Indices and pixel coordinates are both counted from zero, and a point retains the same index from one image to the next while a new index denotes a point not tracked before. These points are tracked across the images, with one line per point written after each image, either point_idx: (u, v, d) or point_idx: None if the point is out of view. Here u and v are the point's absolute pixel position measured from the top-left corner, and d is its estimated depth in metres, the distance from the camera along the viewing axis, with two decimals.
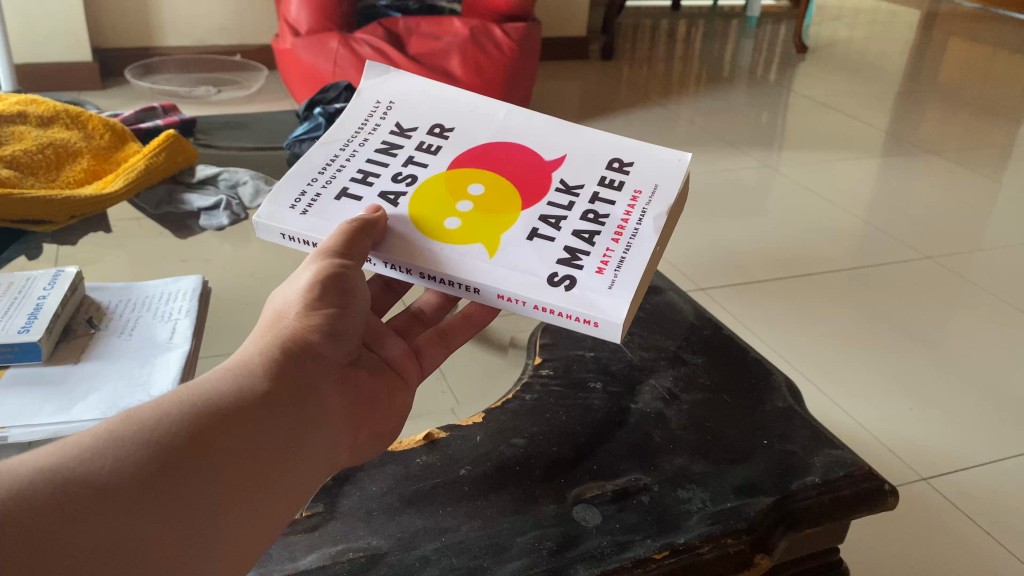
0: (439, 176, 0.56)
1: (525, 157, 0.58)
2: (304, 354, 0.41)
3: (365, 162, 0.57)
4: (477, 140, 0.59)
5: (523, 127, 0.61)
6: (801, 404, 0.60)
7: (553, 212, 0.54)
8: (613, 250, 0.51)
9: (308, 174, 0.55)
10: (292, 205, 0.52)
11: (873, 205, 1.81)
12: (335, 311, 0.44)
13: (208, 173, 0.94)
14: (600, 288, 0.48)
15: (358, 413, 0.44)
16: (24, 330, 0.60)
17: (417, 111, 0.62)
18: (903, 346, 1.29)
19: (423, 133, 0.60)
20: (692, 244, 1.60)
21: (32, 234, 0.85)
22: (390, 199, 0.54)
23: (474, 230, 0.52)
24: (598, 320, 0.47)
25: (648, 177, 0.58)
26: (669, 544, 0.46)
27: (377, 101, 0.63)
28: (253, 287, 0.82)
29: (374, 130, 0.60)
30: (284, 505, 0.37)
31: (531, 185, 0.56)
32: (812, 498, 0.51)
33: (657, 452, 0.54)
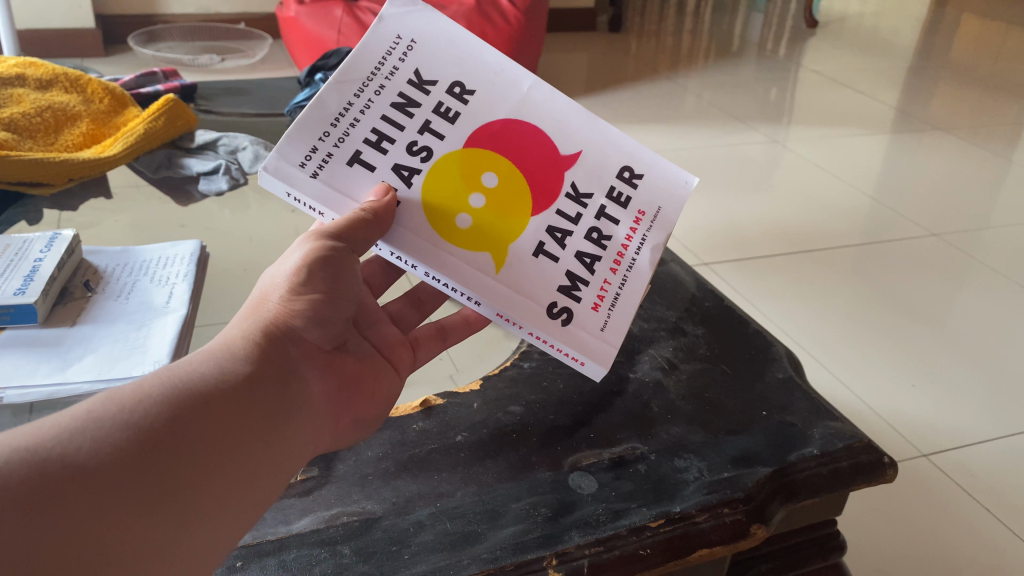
0: (455, 154, 0.50)
1: (542, 145, 0.53)
2: (283, 343, 0.41)
3: (379, 118, 0.50)
4: (497, 109, 0.52)
5: (547, 107, 0.54)
6: (801, 375, 0.60)
7: (561, 224, 0.51)
8: (609, 285, 0.51)
9: (319, 126, 0.48)
10: (302, 163, 0.47)
11: (881, 182, 1.79)
12: (321, 296, 0.43)
13: (207, 138, 0.93)
14: (593, 328, 0.49)
15: (341, 397, 0.44)
16: (19, 292, 0.59)
17: (439, 57, 0.53)
18: (908, 323, 1.28)
19: (442, 90, 0.52)
20: (697, 219, 1.59)
21: (32, 198, 0.84)
22: (404, 175, 0.49)
23: (482, 237, 0.49)
24: (585, 360, 0.49)
25: (654, 197, 0.55)
26: (664, 513, 0.46)
27: (397, 33, 0.53)
28: (253, 253, 0.82)
29: (392, 73, 0.51)
30: (267, 480, 0.37)
31: (543, 182, 0.52)
32: (811, 469, 0.50)
33: (655, 422, 0.54)
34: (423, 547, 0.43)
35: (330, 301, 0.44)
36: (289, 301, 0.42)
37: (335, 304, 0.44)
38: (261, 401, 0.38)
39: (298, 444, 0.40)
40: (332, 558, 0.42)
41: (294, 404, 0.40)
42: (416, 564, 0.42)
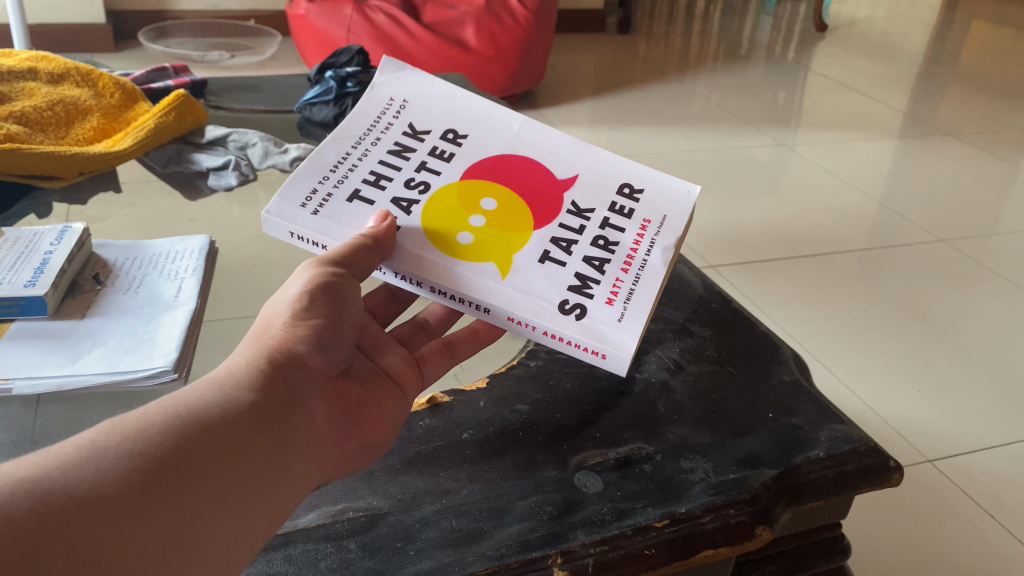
0: (452, 185, 0.54)
1: (537, 173, 0.56)
2: (287, 372, 0.41)
3: (376, 163, 0.55)
4: (490, 148, 0.58)
5: (537, 140, 0.59)
6: (808, 378, 0.60)
7: (564, 234, 0.52)
8: (622, 281, 0.50)
9: (319, 172, 0.53)
10: (303, 203, 0.50)
11: (888, 186, 1.79)
12: (323, 322, 0.43)
13: (218, 134, 0.94)
14: (610, 320, 0.47)
15: (347, 423, 0.43)
16: (30, 284, 0.59)
17: (426, 113, 0.60)
18: (915, 329, 1.27)
19: (436, 137, 0.58)
20: (702, 222, 1.59)
21: (41, 190, 0.84)
22: (403, 206, 0.52)
23: (486, 248, 0.50)
24: (606, 352, 0.46)
25: (658, 207, 0.56)
26: (669, 513, 0.46)
27: (390, 100, 0.61)
28: (261, 250, 0.82)
29: (386, 129, 0.58)
30: (271, 508, 0.37)
31: (544, 203, 0.54)
32: (817, 472, 0.50)
33: (661, 422, 0.54)
34: (428, 543, 0.43)
35: (334, 329, 0.43)
36: (294, 329, 0.42)
37: (338, 331, 0.44)
38: (261, 431, 0.38)
39: (300, 473, 0.39)
40: (338, 553, 0.43)
41: (297, 433, 0.39)
42: (421, 560, 0.42)
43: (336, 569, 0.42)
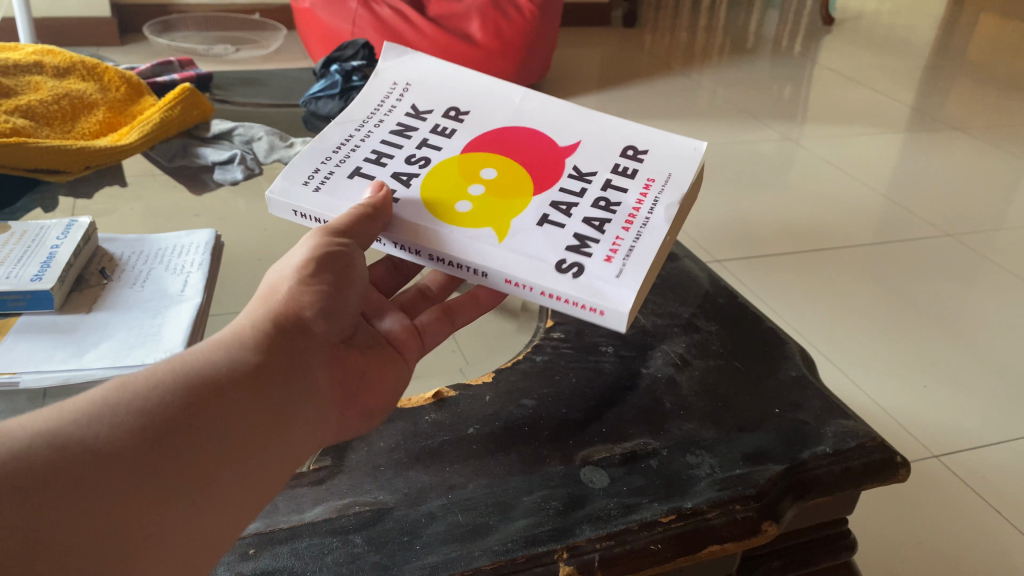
0: (453, 159, 0.55)
1: (538, 143, 0.57)
2: (295, 328, 0.41)
3: (379, 143, 0.56)
4: (492, 122, 0.59)
5: (538, 111, 0.60)
6: (815, 373, 0.59)
7: (564, 199, 0.52)
8: (622, 238, 0.49)
9: (322, 153, 0.54)
10: (305, 181, 0.51)
11: (895, 181, 1.78)
12: (328, 288, 0.43)
13: (223, 128, 0.94)
14: (608, 277, 0.46)
15: (350, 386, 0.43)
16: (36, 278, 0.59)
17: (426, 91, 0.62)
18: (922, 324, 1.27)
19: (438, 115, 0.59)
20: (708, 216, 1.59)
21: (48, 184, 0.84)
22: (403, 179, 0.52)
23: (484, 214, 0.50)
24: (604, 308, 0.45)
25: (662, 166, 0.56)
26: (676, 509, 0.46)
27: (393, 83, 0.63)
28: (266, 245, 0.82)
29: (390, 111, 0.60)
30: (277, 468, 0.37)
31: (544, 170, 0.54)
32: (823, 467, 0.50)
33: (666, 418, 0.53)
34: (434, 537, 0.44)
35: (339, 293, 0.44)
36: (300, 289, 0.42)
37: (342, 298, 0.44)
38: (270, 384, 0.38)
39: (306, 436, 0.39)
40: (344, 547, 0.43)
41: (304, 388, 0.39)
42: (427, 554, 0.43)
43: (342, 563, 0.42)
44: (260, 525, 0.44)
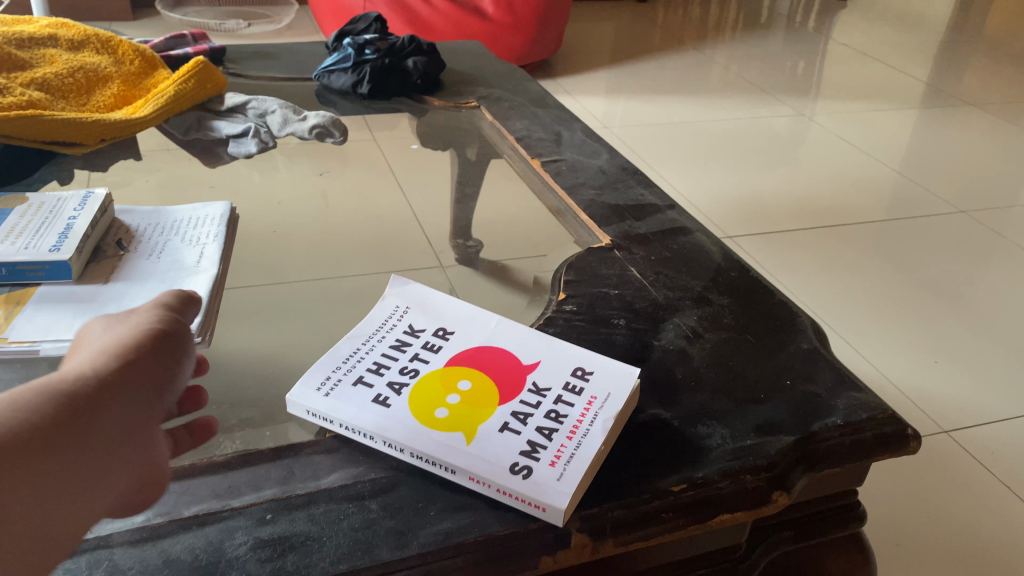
0: (437, 371, 0.52)
1: (508, 357, 0.54)
2: (152, 365, 0.44)
3: (382, 353, 0.54)
4: (474, 338, 0.56)
5: (516, 330, 0.57)
6: (826, 346, 0.60)
7: (525, 408, 0.49)
8: (566, 447, 0.46)
9: (335, 359, 0.52)
10: (319, 386, 0.50)
11: (909, 157, 1.77)
12: (149, 356, 0.44)
13: (237, 101, 0.95)
14: (548, 478, 0.44)
15: (155, 452, 0.43)
16: (55, 249, 0.60)
17: (434, 314, 0.58)
18: (935, 301, 1.27)
19: (430, 333, 0.56)
20: (719, 193, 1.59)
21: (63, 156, 0.84)
22: (395, 387, 0.50)
23: (459, 419, 0.48)
24: (543, 505, 0.43)
25: (606, 384, 0.52)
26: (687, 478, 0.47)
27: (396, 305, 0.59)
28: (281, 218, 0.83)
29: (393, 327, 0.57)
30: (60, 523, 0.37)
31: (510, 381, 0.52)
32: (834, 439, 0.50)
33: (678, 389, 0.54)
34: (449, 505, 0.45)
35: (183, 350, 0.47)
36: (153, 336, 0.45)
37: (165, 368, 0.44)
38: (116, 417, 0.40)
39: (103, 493, 0.39)
40: (360, 513, 0.44)
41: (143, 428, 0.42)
42: (441, 520, 0.44)
43: (358, 529, 0.43)
44: (277, 491, 0.45)
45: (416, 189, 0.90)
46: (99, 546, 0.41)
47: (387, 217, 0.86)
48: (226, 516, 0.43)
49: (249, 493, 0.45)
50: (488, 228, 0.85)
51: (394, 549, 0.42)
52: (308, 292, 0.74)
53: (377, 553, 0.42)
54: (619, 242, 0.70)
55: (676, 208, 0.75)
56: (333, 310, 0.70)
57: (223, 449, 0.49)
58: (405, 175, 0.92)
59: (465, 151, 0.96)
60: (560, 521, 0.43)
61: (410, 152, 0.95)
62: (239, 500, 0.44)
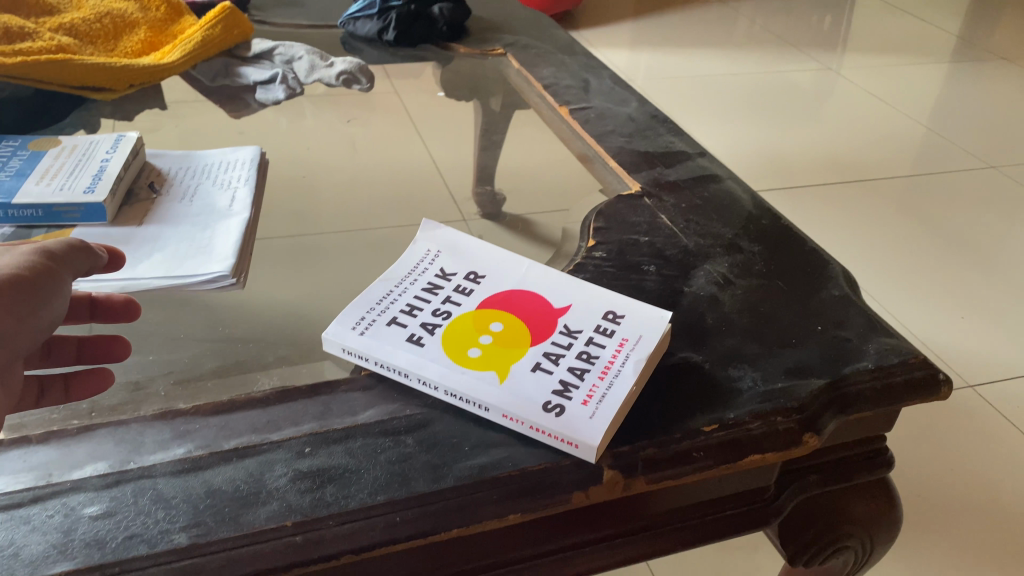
0: (469, 313, 0.52)
1: (538, 301, 0.54)
2: None
3: (414, 295, 0.54)
4: (505, 282, 0.56)
5: (547, 276, 0.57)
6: (858, 293, 0.59)
7: (556, 349, 0.49)
8: (598, 387, 0.46)
9: (368, 301, 0.53)
10: (355, 326, 0.51)
11: (938, 112, 1.74)
12: (7, 290, 0.40)
13: (264, 47, 0.95)
14: (581, 417, 0.44)
15: None
16: (89, 191, 0.61)
17: (466, 258, 0.58)
18: (956, 263, 1.27)
19: (461, 276, 0.56)
20: (742, 147, 1.57)
21: (89, 105, 0.85)
22: (428, 327, 0.51)
23: (491, 358, 0.48)
24: (577, 442, 0.43)
25: (636, 328, 0.52)
26: (718, 419, 0.47)
27: (428, 248, 0.60)
28: (309, 167, 0.84)
29: (424, 270, 0.57)
30: None
31: (541, 323, 0.52)
32: (865, 382, 0.50)
33: (709, 333, 0.54)
34: (483, 440, 0.45)
35: (40, 294, 0.42)
36: (6, 271, 0.41)
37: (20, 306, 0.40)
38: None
39: None
40: (396, 448, 0.44)
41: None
42: (476, 456, 0.44)
43: (395, 463, 0.43)
44: (315, 426, 0.46)
45: (441, 144, 0.92)
46: (143, 476, 0.42)
47: (412, 169, 0.88)
48: (267, 448, 0.44)
49: (288, 428, 0.46)
50: (511, 181, 0.87)
51: (430, 482, 0.42)
52: (337, 246, 0.75)
53: (414, 485, 0.42)
54: (649, 188, 0.69)
55: (707, 155, 0.74)
56: (362, 259, 0.71)
57: (259, 385, 0.51)
58: (430, 130, 0.93)
59: (490, 101, 0.96)
60: (593, 459, 0.44)
61: (434, 104, 0.97)
62: (278, 435, 0.45)
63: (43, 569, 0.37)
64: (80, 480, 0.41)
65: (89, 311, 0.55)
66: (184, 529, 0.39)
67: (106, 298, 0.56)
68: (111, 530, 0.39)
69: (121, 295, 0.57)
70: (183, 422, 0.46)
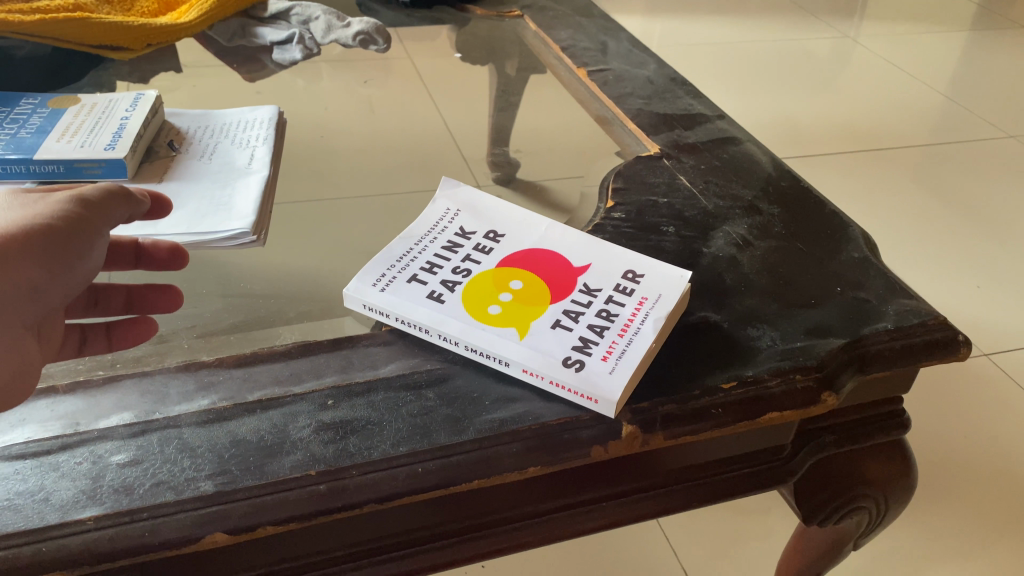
0: (488, 271, 0.52)
1: (557, 260, 0.54)
2: (37, 259, 0.40)
3: (435, 253, 0.54)
4: (524, 241, 0.56)
5: (566, 236, 0.57)
6: (877, 255, 0.59)
7: (576, 307, 0.49)
8: (618, 343, 0.47)
9: (389, 258, 0.53)
10: (375, 282, 0.51)
11: (958, 80, 1.72)
12: (58, 246, 0.42)
13: (280, 9, 0.96)
14: (602, 374, 0.45)
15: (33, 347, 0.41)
16: (109, 148, 0.61)
17: (485, 217, 0.58)
18: (972, 233, 1.27)
19: (480, 236, 0.56)
20: (757, 115, 1.56)
21: (107, 68, 0.85)
22: (448, 285, 0.51)
23: (511, 315, 0.48)
24: (597, 397, 0.44)
25: (656, 287, 0.52)
26: (737, 376, 0.47)
27: (447, 207, 0.60)
28: (326, 129, 0.84)
29: (443, 229, 0.57)
30: None
31: (561, 281, 0.52)
32: (884, 342, 0.50)
33: (728, 293, 0.54)
34: (503, 395, 0.45)
35: (77, 247, 0.43)
36: (44, 226, 0.42)
37: (68, 265, 0.43)
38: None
39: None
40: (418, 401, 0.45)
41: (10, 319, 0.39)
42: (496, 410, 0.45)
43: (416, 415, 0.44)
44: (336, 379, 0.47)
45: (457, 108, 0.92)
46: (168, 426, 0.42)
47: (428, 132, 0.88)
48: (290, 400, 0.45)
49: (310, 380, 0.46)
50: (528, 146, 0.87)
51: (451, 434, 0.43)
52: (354, 207, 0.76)
53: (435, 437, 0.43)
54: (668, 150, 0.69)
55: (726, 117, 0.74)
56: (380, 220, 0.71)
57: (281, 339, 0.52)
58: (446, 94, 0.93)
59: (506, 64, 0.95)
60: (613, 414, 0.44)
61: (450, 67, 0.96)
62: (300, 387, 0.46)
63: (74, 514, 0.37)
64: (106, 429, 0.42)
65: (134, 258, 0.55)
66: (210, 477, 0.40)
67: (151, 245, 0.56)
68: (139, 477, 0.39)
69: (166, 244, 0.56)
70: (207, 374, 0.47)
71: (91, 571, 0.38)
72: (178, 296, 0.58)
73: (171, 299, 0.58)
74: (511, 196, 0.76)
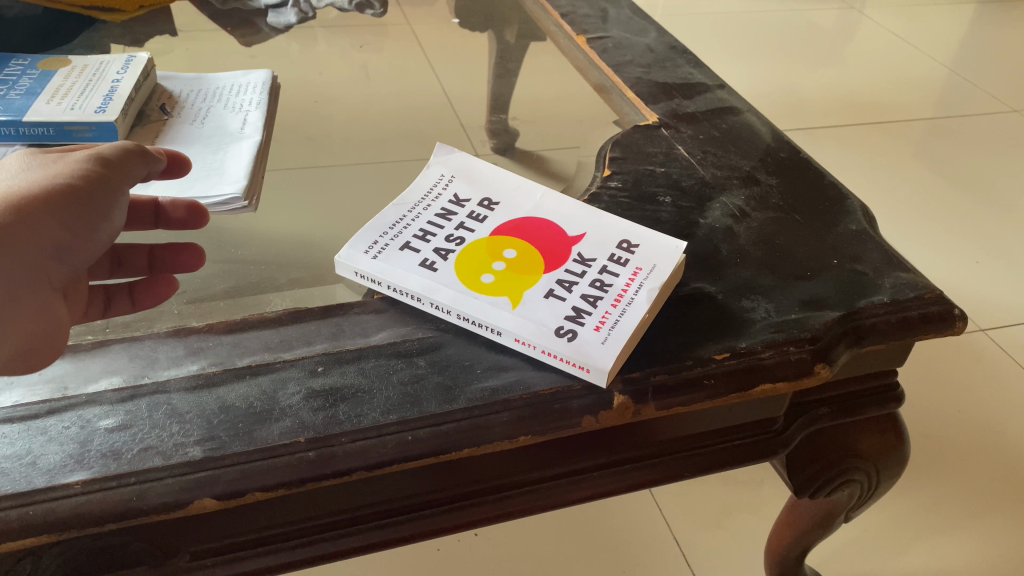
0: (481, 240, 0.52)
1: (551, 229, 0.53)
2: (61, 220, 0.41)
3: (428, 221, 0.54)
4: (518, 210, 0.55)
5: (560, 206, 0.56)
6: (875, 227, 0.58)
7: (569, 277, 0.49)
8: (610, 314, 0.46)
9: (382, 225, 0.53)
10: (367, 249, 0.50)
11: (964, 54, 1.70)
12: (80, 206, 0.42)
13: None
14: (593, 344, 0.44)
15: (60, 310, 0.41)
16: (100, 111, 0.60)
17: (479, 184, 0.58)
18: (973, 208, 1.26)
19: (474, 204, 0.56)
20: (759, 86, 1.55)
21: (99, 31, 0.84)
22: (441, 253, 0.50)
23: (504, 285, 0.48)
24: (588, 367, 0.43)
25: (650, 256, 0.51)
26: (730, 347, 0.47)
27: (442, 173, 0.59)
28: (322, 95, 0.83)
29: (436, 197, 0.56)
30: None
31: (554, 251, 0.51)
32: (880, 315, 0.50)
33: (723, 264, 0.53)
34: (495, 364, 0.45)
35: (100, 208, 0.43)
36: (67, 185, 0.42)
37: (92, 225, 0.43)
38: (13, 262, 0.38)
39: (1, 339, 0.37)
40: (409, 368, 0.45)
41: (38, 283, 0.39)
42: (487, 378, 0.44)
43: (407, 382, 0.44)
44: (328, 345, 0.46)
45: (455, 75, 0.91)
46: (157, 391, 0.42)
47: (424, 97, 0.87)
48: (280, 367, 0.44)
49: (301, 347, 0.46)
50: (525, 113, 0.86)
51: (442, 402, 0.43)
52: (348, 173, 0.75)
53: (426, 405, 0.42)
54: (666, 119, 0.68)
55: (726, 87, 0.73)
56: (374, 188, 0.71)
57: (271, 306, 0.52)
58: (443, 61, 0.92)
59: (504, 30, 0.94)
60: (605, 384, 0.44)
61: (448, 33, 0.95)
62: (290, 354, 0.45)
63: (61, 478, 0.37)
64: (95, 394, 0.42)
65: (155, 218, 0.56)
66: (199, 443, 0.39)
67: (170, 203, 0.55)
68: (126, 442, 0.39)
69: (184, 202, 0.55)
70: (196, 339, 0.47)
71: (80, 534, 0.38)
72: (201, 254, 0.59)
73: (193, 257, 0.58)
74: (507, 165, 0.75)
